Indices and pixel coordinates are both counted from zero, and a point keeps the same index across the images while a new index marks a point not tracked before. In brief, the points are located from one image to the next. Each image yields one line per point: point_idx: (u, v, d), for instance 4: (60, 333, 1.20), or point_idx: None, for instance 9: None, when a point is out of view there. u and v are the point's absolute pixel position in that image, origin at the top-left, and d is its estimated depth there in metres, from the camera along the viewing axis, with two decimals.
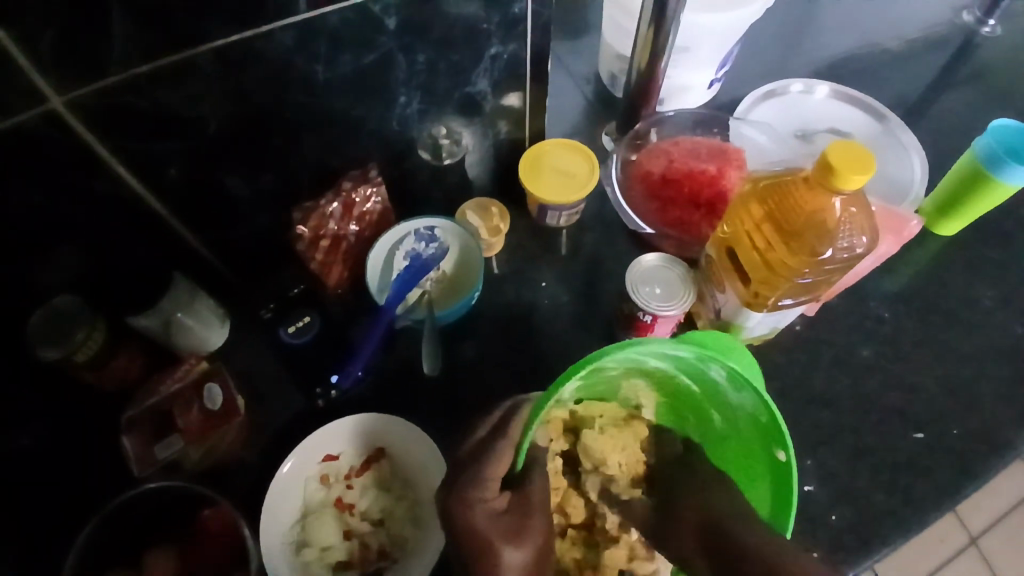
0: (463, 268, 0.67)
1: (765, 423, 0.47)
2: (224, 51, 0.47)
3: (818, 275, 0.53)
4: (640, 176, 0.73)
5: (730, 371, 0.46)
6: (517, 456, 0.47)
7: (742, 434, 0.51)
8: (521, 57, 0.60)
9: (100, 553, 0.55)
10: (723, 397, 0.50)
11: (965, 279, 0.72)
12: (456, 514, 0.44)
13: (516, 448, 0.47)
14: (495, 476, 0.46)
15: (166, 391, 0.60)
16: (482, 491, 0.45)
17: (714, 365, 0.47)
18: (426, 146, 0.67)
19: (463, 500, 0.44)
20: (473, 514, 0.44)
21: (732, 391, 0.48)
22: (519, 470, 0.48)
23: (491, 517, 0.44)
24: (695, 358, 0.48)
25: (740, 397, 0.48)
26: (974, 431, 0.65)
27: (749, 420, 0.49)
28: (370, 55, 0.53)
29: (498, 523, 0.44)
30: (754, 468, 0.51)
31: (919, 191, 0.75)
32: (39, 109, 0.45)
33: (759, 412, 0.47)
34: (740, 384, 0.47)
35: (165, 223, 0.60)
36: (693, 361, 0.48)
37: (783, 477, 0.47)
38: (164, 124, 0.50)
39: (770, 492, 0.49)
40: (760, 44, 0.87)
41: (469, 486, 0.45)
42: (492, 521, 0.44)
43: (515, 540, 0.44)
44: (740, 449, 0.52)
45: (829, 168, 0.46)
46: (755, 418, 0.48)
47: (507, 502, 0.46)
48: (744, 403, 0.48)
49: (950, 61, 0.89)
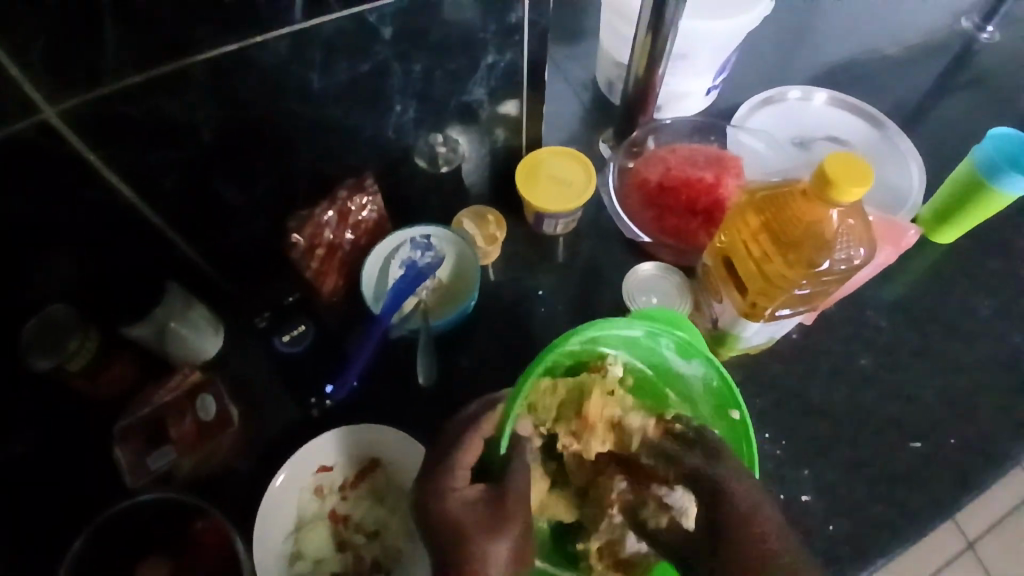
0: (458, 277, 0.67)
1: (716, 386, 0.51)
2: (219, 60, 0.46)
3: (815, 286, 0.52)
4: (638, 183, 0.73)
5: (681, 342, 0.49)
6: (501, 433, 0.45)
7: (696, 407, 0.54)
8: (518, 66, 0.60)
9: (91, 563, 0.54)
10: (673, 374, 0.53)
11: (963, 288, 0.72)
12: (430, 508, 0.43)
13: (488, 437, 0.46)
14: (466, 466, 0.45)
15: (160, 400, 0.60)
16: (453, 481, 0.45)
17: (665, 341, 0.49)
18: (423, 155, 0.67)
19: (437, 491, 0.44)
20: (447, 505, 0.43)
21: (683, 364, 0.51)
22: (503, 452, 0.45)
23: (465, 507, 0.43)
24: (646, 337, 0.50)
25: (690, 368, 0.51)
26: (972, 441, 0.64)
27: (702, 390, 0.52)
28: (366, 64, 0.53)
29: (474, 512, 0.43)
30: None
31: (917, 200, 0.75)
32: (31, 121, 0.44)
33: (709, 376, 0.50)
34: (691, 355, 0.49)
35: (160, 231, 0.60)
36: (643, 341, 0.50)
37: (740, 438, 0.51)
38: (158, 132, 0.50)
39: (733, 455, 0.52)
40: (758, 51, 0.87)
41: (441, 479, 0.44)
42: (467, 510, 0.43)
43: (495, 530, 0.42)
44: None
45: (826, 180, 0.45)
46: (707, 384, 0.51)
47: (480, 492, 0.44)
48: (694, 372, 0.51)
49: (947, 68, 0.88)
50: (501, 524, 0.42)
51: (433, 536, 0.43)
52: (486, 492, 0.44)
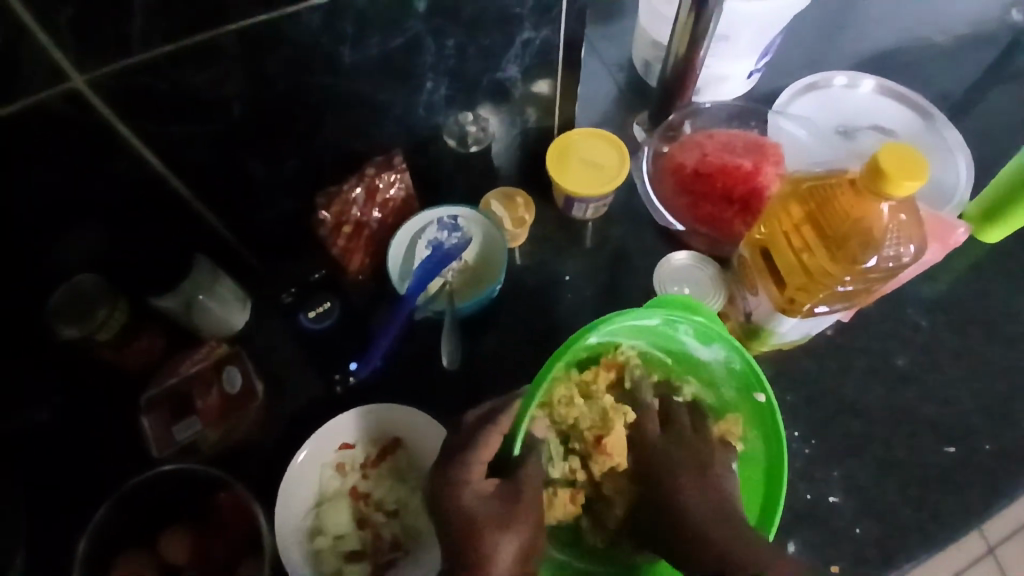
0: (485, 259, 0.66)
1: (739, 369, 0.51)
2: (250, 31, 0.45)
3: (859, 283, 0.50)
4: (672, 169, 0.70)
5: (701, 329, 0.49)
6: (513, 436, 0.45)
7: (721, 390, 0.55)
8: (553, 44, 0.58)
9: (117, 530, 0.56)
10: (695, 360, 0.54)
11: (1009, 289, 0.69)
12: (444, 500, 0.43)
13: (505, 435, 0.45)
14: (482, 461, 0.45)
15: (187, 371, 0.61)
16: (469, 473, 0.44)
17: (683, 327, 0.50)
18: (452, 134, 0.65)
19: (450, 483, 0.43)
20: (463, 501, 0.42)
21: (704, 348, 0.52)
22: (516, 455, 0.45)
23: (479, 500, 0.42)
24: (664, 325, 0.51)
25: (711, 353, 0.52)
26: (1010, 449, 0.62)
27: (725, 373, 0.53)
28: (398, 38, 0.51)
29: (489, 508, 0.42)
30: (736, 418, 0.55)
31: (965, 195, 0.71)
32: (60, 89, 0.44)
33: (732, 360, 0.51)
34: (710, 339, 0.50)
35: (188, 204, 0.59)
36: (661, 328, 0.51)
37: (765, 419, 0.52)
38: (187, 104, 0.49)
39: (757, 435, 0.53)
40: (802, 33, 0.83)
41: (456, 470, 0.44)
42: (481, 504, 0.42)
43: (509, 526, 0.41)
44: (718, 408, 0.56)
45: (879, 173, 0.43)
46: (729, 366, 0.52)
47: (494, 487, 0.44)
48: (716, 356, 0.52)
49: (1003, 56, 0.84)
50: (513, 519, 0.42)
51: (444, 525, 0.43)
52: (502, 487, 0.43)
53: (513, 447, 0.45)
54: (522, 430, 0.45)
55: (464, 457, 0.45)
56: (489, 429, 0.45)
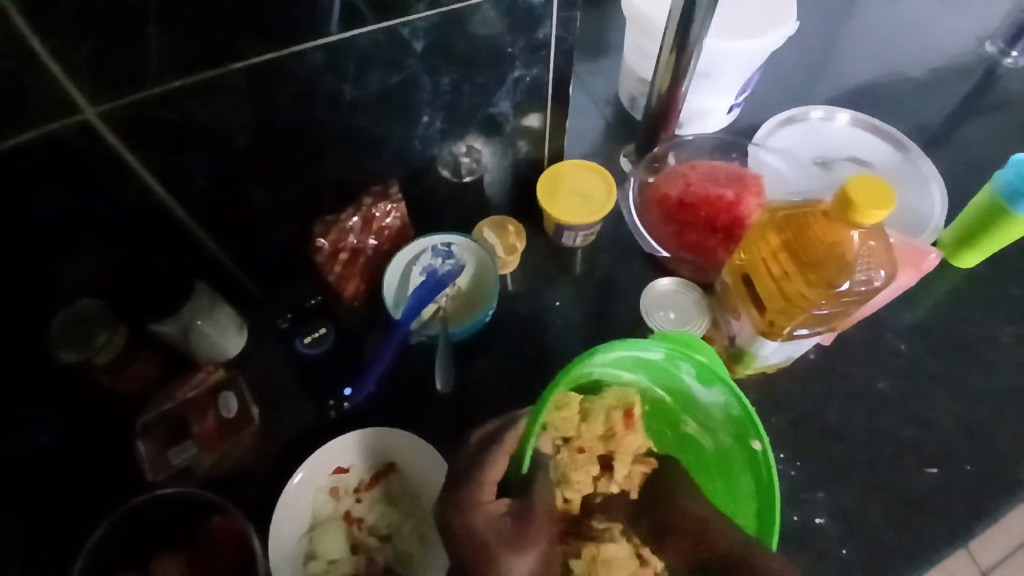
0: (478, 286, 0.67)
1: (736, 415, 0.51)
2: (255, 69, 0.48)
3: (835, 307, 0.53)
4: (658, 199, 0.73)
5: (702, 369, 0.50)
6: (523, 449, 0.45)
7: (718, 437, 0.54)
8: (543, 80, 0.61)
9: (111, 555, 0.56)
10: (694, 401, 0.54)
11: (983, 314, 0.72)
12: (452, 523, 0.43)
13: (512, 453, 0.46)
14: (491, 481, 0.45)
15: (183, 397, 0.62)
16: (480, 494, 0.45)
17: (684, 365, 0.51)
18: (446, 165, 0.67)
19: (459, 506, 0.44)
20: (473, 522, 0.43)
21: (703, 390, 0.52)
22: (523, 471, 0.46)
23: (490, 522, 0.43)
24: (666, 361, 0.51)
25: (711, 395, 0.52)
26: (989, 470, 0.64)
27: (722, 417, 0.53)
28: (396, 76, 0.54)
29: (498, 528, 0.43)
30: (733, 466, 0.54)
31: (938, 222, 0.74)
32: (72, 120, 0.46)
33: (730, 406, 0.51)
34: (711, 381, 0.50)
35: (188, 232, 0.61)
36: (664, 364, 0.52)
37: (758, 468, 0.51)
38: (193, 136, 0.52)
39: (752, 485, 0.52)
40: (780, 71, 0.88)
41: (466, 492, 0.44)
42: (491, 526, 0.43)
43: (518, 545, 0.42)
44: (715, 454, 0.55)
45: (848, 203, 0.46)
46: (727, 412, 0.52)
47: (506, 507, 0.44)
48: (714, 400, 0.52)
49: (972, 92, 0.88)
50: (524, 542, 0.42)
51: (456, 548, 0.43)
52: (512, 507, 0.44)
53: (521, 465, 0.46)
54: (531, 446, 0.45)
55: (468, 478, 0.45)
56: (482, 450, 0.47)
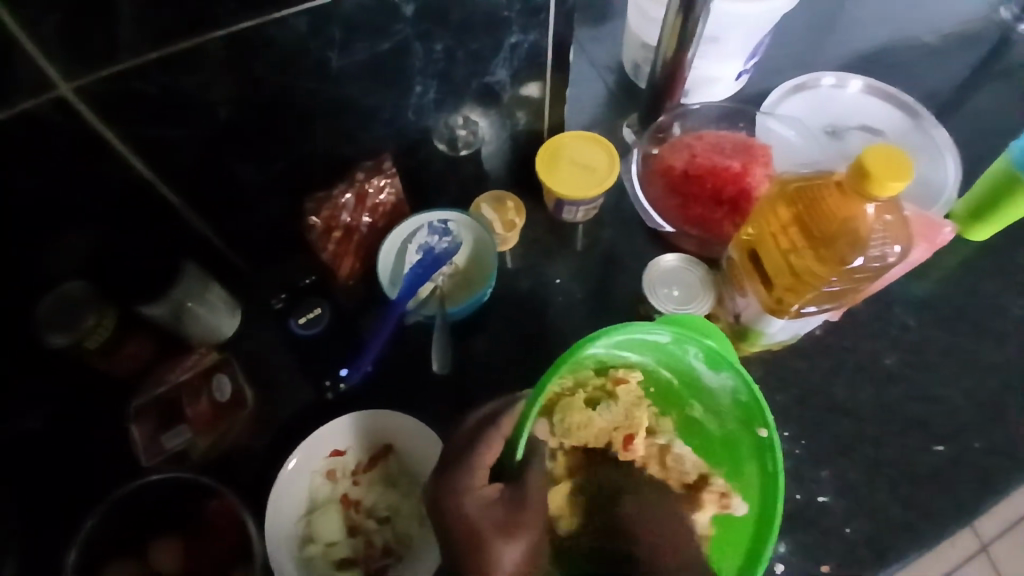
0: (476, 262, 0.65)
1: (744, 400, 0.50)
2: (235, 37, 0.45)
3: (846, 284, 0.51)
4: (662, 171, 0.71)
5: (709, 353, 0.49)
6: (518, 437, 0.44)
7: (724, 420, 0.53)
8: (542, 46, 0.58)
9: (107, 540, 0.55)
10: (702, 384, 0.53)
11: (997, 287, 0.70)
12: (444, 507, 0.42)
13: (508, 438, 0.45)
14: (484, 465, 0.44)
15: (176, 379, 0.61)
16: (473, 479, 0.43)
17: (692, 348, 0.50)
18: (442, 137, 0.65)
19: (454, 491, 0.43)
20: (465, 507, 0.42)
21: (711, 373, 0.51)
22: (518, 459, 0.45)
23: (483, 509, 0.42)
24: (673, 344, 0.50)
25: (718, 379, 0.51)
26: (999, 447, 0.62)
27: (729, 402, 0.52)
28: (387, 42, 0.51)
29: (492, 515, 0.42)
30: (736, 453, 0.53)
31: (953, 193, 0.72)
32: (47, 96, 0.44)
33: (738, 390, 0.50)
34: (718, 364, 0.49)
35: (176, 210, 0.59)
36: (671, 347, 0.51)
37: (763, 456, 0.50)
38: (175, 108, 0.49)
39: (757, 472, 0.51)
40: (789, 35, 0.84)
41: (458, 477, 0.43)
42: (484, 513, 0.42)
43: (509, 532, 0.41)
44: (720, 439, 0.55)
45: (865, 174, 0.43)
46: (734, 396, 0.51)
47: (500, 491, 0.43)
48: (722, 383, 0.51)
49: (990, 55, 0.84)
50: (517, 528, 0.42)
51: (449, 535, 0.42)
52: (505, 493, 0.43)
53: (517, 449, 0.44)
54: (524, 436, 0.45)
55: (462, 462, 0.44)
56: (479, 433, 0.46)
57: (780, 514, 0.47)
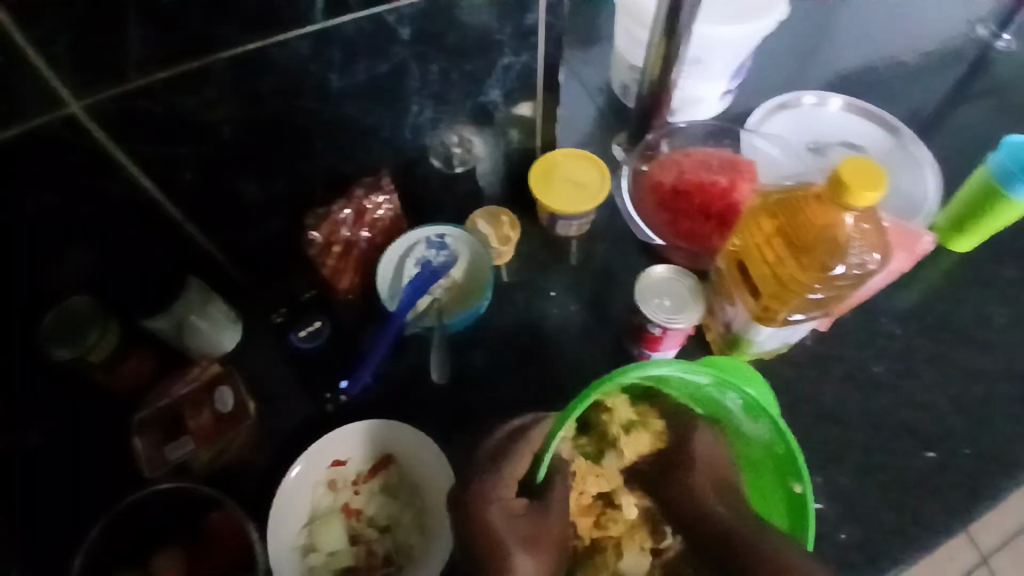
0: (472, 276, 0.67)
1: (780, 452, 0.51)
2: (240, 59, 0.47)
3: (829, 291, 0.53)
4: (651, 187, 0.73)
5: (748, 401, 0.49)
6: (538, 463, 0.46)
7: (756, 468, 0.53)
8: (532, 67, 0.60)
9: (111, 552, 0.56)
10: (737, 429, 0.53)
11: (976, 296, 0.72)
12: (471, 516, 0.43)
13: (534, 457, 0.47)
14: (514, 478, 0.46)
15: (178, 392, 0.61)
16: (500, 490, 0.45)
17: (732, 394, 0.50)
18: (439, 155, 0.68)
19: (480, 498, 0.44)
20: (491, 516, 0.43)
21: (748, 423, 0.52)
22: (538, 481, 0.47)
23: (508, 519, 0.43)
24: (712, 386, 0.51)
25: (756, 428, 0.51)
26: (985, 450, 0.64)
27: (763, 451, 0.52)
28: (385, 64, 0.54)
29: (516, 525, 0.43)
30: (766, 499, 0.53)
31: (931, 208, 0.75)
32: (57, 115, 0.46)
33: (774, 442, 0.51)
34: (758, 414, 0.50)
35: (180, 228, 0.61)
36: (709, 390, 0.51)
37: (797, 509, 0.50)
38: (179, 126, 0.51)
39: (787, 522, 0.51)
40: (771, 56, 0.87)
41: (488, 486, 0.45)
42: (509, 525, 0.43)
43: (528, 545, 0.43)
44: (752, 484, 0.54)
45: (841, 184, 0.46)
46: (770, 447, 0.51)
47: (525, 506, 0.45)
48: (759, 432, 0.52)
49: (964, 74, 0.88)
50: (537, 542, 0.44)
51: (470, 543, 0.43)
52: (531, 508, 0.45)
53: (537, 475, 0.46)
54: (548, 455, 0.46)
55: (490, 475, 0.45)
56: (502, 449, 0.47)
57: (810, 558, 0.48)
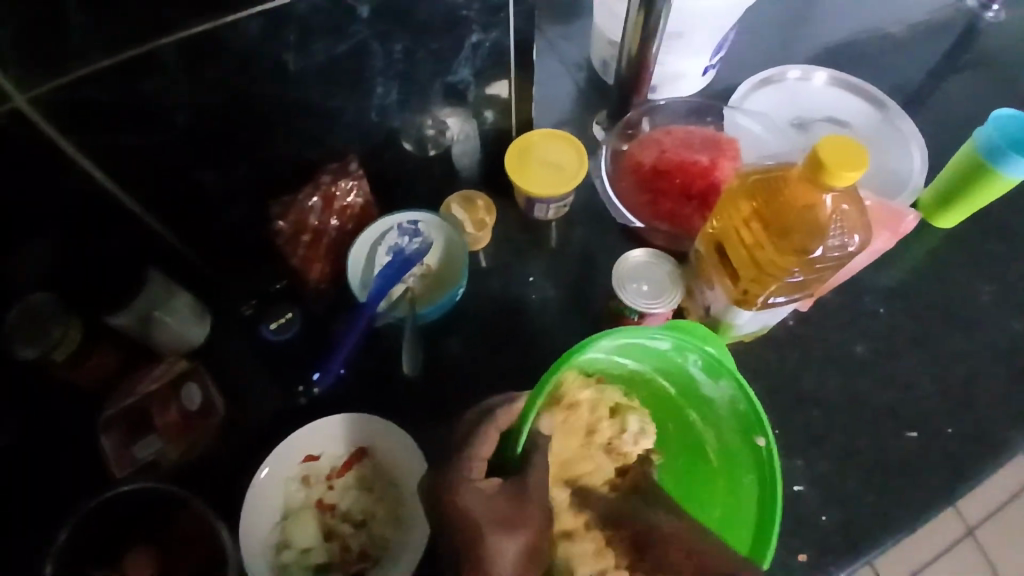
0: (447, 263, 0.66)
1: (742, 411, 0.52)
2: (189, 42, 0.45)
3: (809, 274, 0.51)
4: (631, 167, 0.71)
5: (710, 360, 0.50)
6: (519, 430, 0.46)
7: (723, 432, 0.54)
8: (504, 45, 0.58)
9: (79, 554, 0.54)
10: (701, 394, 0.54)
11: (961, 274, 0.71)
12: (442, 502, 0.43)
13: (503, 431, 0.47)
14: (482, 458, 0.46)
15: (144, 390, 0.60)
16: (470, 471, 0.45)
17: (692, 356, 0.51)
18: (410, 138, 0.65)
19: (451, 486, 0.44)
20: (466, 501, 0.42)
21: (710, 384, 0.53)
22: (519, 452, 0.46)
23: (485, 500, 0.42)
24: (674, 351, 0.52)
25: (719, 389, 0.52)
26: (969, 431, 0.63)
27: (727, 412, 0.53)
28: (344, 44, 0.51)
29: (493, 507, 0.42)
30: (735, 464, 0.54)
31: (918, 183, 0.73)
32: (0, 108, 0.43)
33: (737, 400, 0.52)
34: (718, 373, 0.51)
35: (138, 218, 0.59)
36: (671, 355, 0.52)
37: (763, 466, 0.51)
38: (131, 115, 0.49)
39: (755, 483, 0.51)
40: (756, 29, 0.84)
41: (458, 471, 0.44)
42: (486, 506, 0.42)
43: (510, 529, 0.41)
44: (719, 448, 0.55)
45: (819, 165, 0.44)
46: (733, 408, 0.53)
47: (497, 487, 0.44)
48: (721, 393, 0.53)
49: (952, 46, 0.86)
50: (515, 523, 0.41)
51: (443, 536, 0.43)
52: (505, 485, 0.43)
53: (518, 440, 0.46)
54: (529, 420, 0.46)
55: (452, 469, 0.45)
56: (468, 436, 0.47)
57: (780, 514, 0.49)
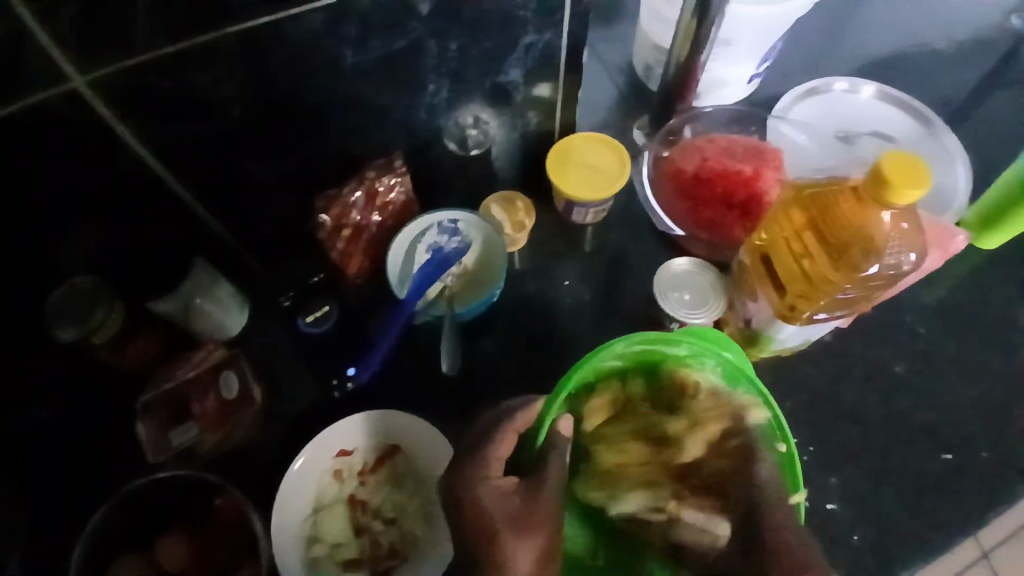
0: (485, 263, 0.65)
1: None
2: (251, 32, 0.45)
3: (859, 291, 0.51)
4: (672, 173, 0.70)
5: (728, 365, 0.51)
6: (538, 426, 0.47)
7: None
8: (556, 46, 0.57)
9: (115, 532, 0.55)
10: None
11: (1005, 296, 0.69)
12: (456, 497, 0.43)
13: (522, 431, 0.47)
14: (501, 457, 0.45)
15: (184, 375, 0.61)
16: (489, 470, 0.44)
17: (710, 361, 0.52)
18: (453, 137, 0.65)
19: (466, 483, 0.44)
20: (477, 497, 0.43)
21: None
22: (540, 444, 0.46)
23: (499, 498, 0.42)
24: (691, 357, 0.52)
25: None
26: (1009, 456, 0.62)
27: None
28: (401, 41, 0.51)
29: (507, 506, 0.42)
30: None
31: (962, 203, 0.72)
32: (62, 88, 0.44)
33: None
34: (737, 379, 0.51)
35: (184, 206, 0.59)
36: (688, 362, 0.53)
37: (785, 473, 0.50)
38: (188, 103, 0.49)
39: None
40: (802, 38, 0.83)
41: (474, 468, 0.44)
42: (499, 502, 0.42)
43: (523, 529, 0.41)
44: None
45: (883, 180, 0.44)
46: None
47: (514, 485, 0.43)
48: None
49: (1001, 63, 0.84)
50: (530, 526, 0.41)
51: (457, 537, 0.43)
52: (521, 486, 0.43)
53: (537, 438, 0.47)
54: (547, 421, 0.47)
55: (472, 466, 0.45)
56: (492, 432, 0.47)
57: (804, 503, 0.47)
